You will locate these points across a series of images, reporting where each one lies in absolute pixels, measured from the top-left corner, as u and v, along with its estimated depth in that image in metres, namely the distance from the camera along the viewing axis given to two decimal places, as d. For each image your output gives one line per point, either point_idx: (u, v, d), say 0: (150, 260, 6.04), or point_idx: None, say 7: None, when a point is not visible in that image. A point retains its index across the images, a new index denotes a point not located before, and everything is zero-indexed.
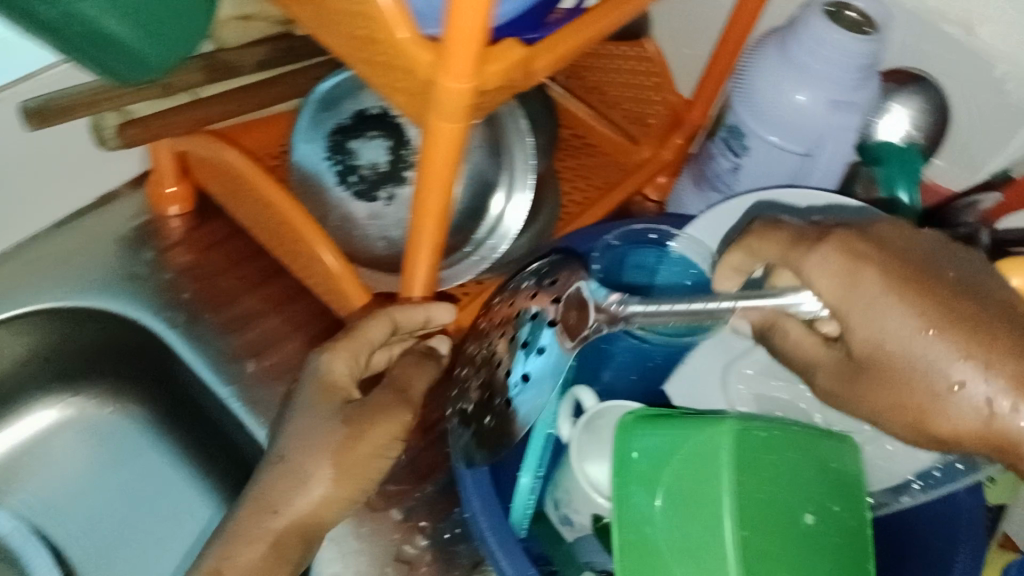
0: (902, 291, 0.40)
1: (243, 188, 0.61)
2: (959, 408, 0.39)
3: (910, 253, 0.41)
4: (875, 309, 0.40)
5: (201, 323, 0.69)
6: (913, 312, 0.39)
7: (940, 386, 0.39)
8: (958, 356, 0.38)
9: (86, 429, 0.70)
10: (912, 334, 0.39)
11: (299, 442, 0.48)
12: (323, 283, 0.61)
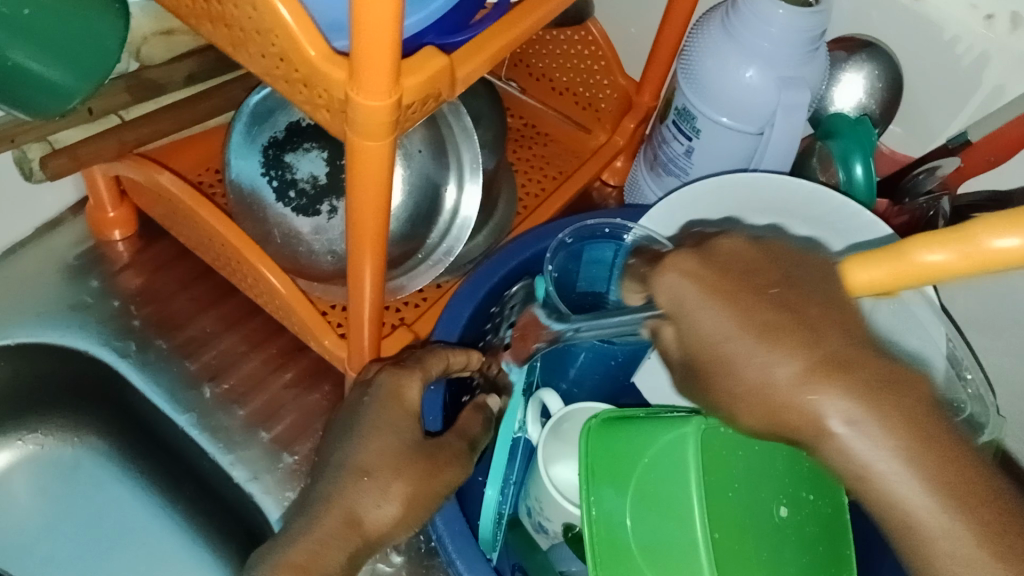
0: (724, 284, 0.34)
1: (182, 213, 0.59)
2: (788, 409, 0.33)
3: (730, 257, 0.35)
4: (698, 310, 0.34)
5: (153, 350, 0.67)
6: (736, 312, 0.34)
7: (751, 381, 0.33)
8: (773, 349, 0.33)
9: (41, 471, 0.66)
10: (727, 334, 0.33)
11: (381, 455, 0.46)
12: (271, 302, 0.58)
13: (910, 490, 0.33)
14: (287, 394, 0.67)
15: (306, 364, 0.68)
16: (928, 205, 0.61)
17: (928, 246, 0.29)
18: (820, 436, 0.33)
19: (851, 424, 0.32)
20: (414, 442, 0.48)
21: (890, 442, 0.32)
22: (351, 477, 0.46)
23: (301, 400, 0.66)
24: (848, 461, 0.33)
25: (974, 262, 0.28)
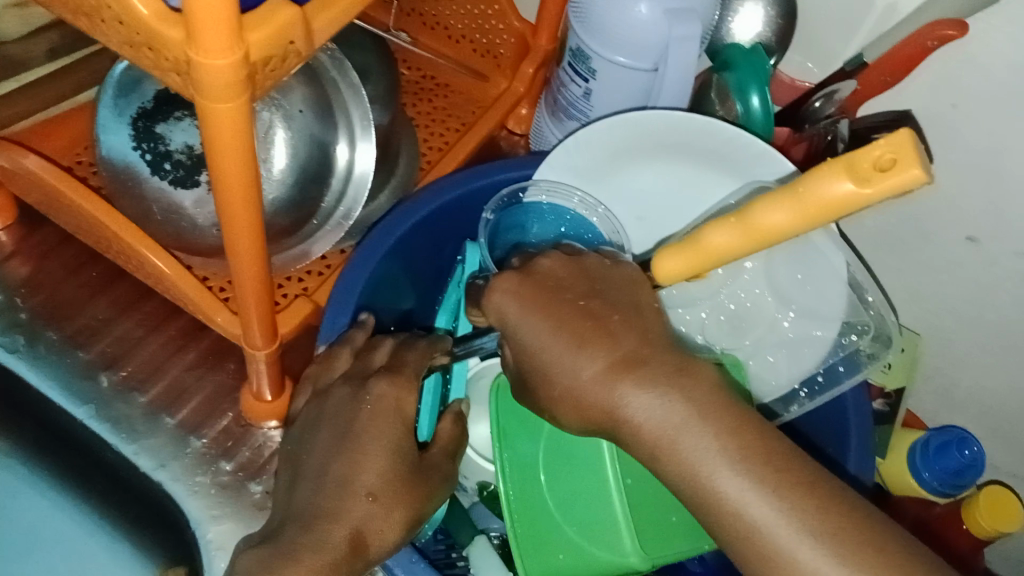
0: (539, 297, 0.39)
1: (54, 199, 0.55)
2: (615, 406, 0.37)
3: (546, 274, 0.41)
4: (520, 326, 0.39)
5: (45, 342, 0.63)
6: (555, 323, 0.39)
7: (578, 384, 0.38)
8: (579, 352, 0.38)
9: None
10: (543, 339, 0.39)
11: (384, 476, 0.42)
12: (163, 284, 0.55)
13: (743, 488, 0.35)
14: (192, 376, 0.64)
15: (207, 344, 0.66)
16: (827, 129, 0.60)
17: (717, 230, 0.36)
18: (626, 424, 0.37)
19: (648, 410, 0.36)
20: (411, 459, 0.44)
21: (682, 421, 0.36)
22: (355, 497, 0.41)
23: (206, 383, 0.64)
24: (655, 447, 0.37)
25: (764, 233, 0.34)
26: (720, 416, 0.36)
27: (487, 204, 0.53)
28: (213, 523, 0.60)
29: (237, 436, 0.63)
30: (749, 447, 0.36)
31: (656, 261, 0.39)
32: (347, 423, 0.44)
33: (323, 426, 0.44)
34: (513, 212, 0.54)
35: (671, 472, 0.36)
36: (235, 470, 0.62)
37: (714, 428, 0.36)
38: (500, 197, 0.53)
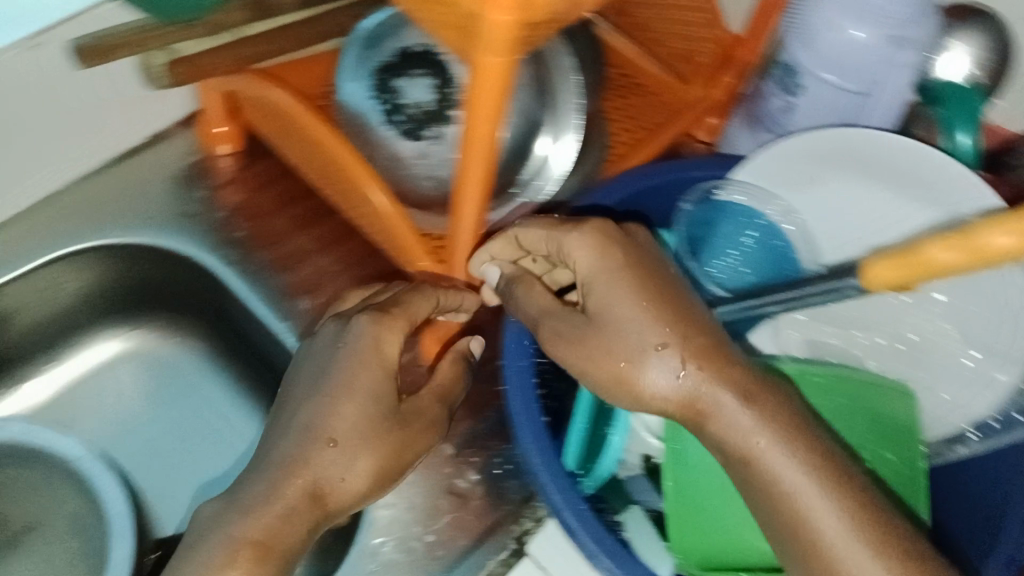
0: (610, 293, 0.45)
1: (298, 127, 0.60)
2: (668, 382, 0.43)
3: (630, 261, 0.46)
4: (608, 282, 0.45)
5: (252, 261, 0.69)
6: (638, 293, 0.45)
7: (649, 349, 0.43)
8: (659, 325, 0.44)
9: (150, 359, 0.71)
10: (625, 329, 0.44)
11: (350, 423, 0.48)
12: (373, 222, 0.61)
13: (795, 478, 0.42)
14: None
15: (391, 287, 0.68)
16: None
17: (941, 247, 0.36)
18: (708, 424, 0.44)
19: (728, 422, 0.43)
20: (376, 411, 0.49)
21: (755, 425, 0.43)
22: (319, 442, 0.48)
23: None
24: (741, 452, 0.43)
25: (985, 254, 0.35)
26: (774, 408, 0.43)
27: (687, 196, 0.59)
28: None
29: None
30: (796, 444, 0.43)
31: (868, 265, 0.40)
32: (327, 367, 0.50)
33: (308, 377, 0.51)
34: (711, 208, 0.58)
35: (756, 476, 0.43)
36: None
37: (769, 418, 0.43)
38: (698, 191, 0.58)
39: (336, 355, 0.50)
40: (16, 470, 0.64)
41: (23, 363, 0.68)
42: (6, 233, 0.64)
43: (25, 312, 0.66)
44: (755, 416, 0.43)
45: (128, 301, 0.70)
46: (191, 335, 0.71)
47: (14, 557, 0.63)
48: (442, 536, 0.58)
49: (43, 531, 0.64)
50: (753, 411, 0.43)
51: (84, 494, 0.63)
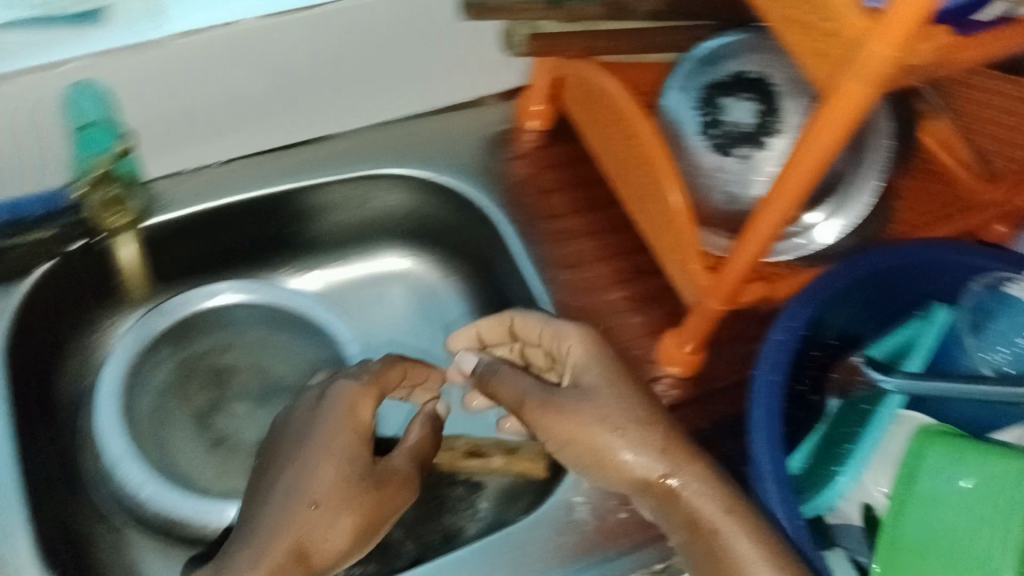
0: (588, 361, 0.56)
1: (620, 117, 0.65)
2: (646, 470, 0.51)
3: (606, 360, 0.55)
4: (589, 390, 0.54)
5: (531, 226, 0.74)
6: (625, 399, 0.53)
7: (609, 443, 0.51)
8: (640, 426, 0.52)
9: (417, 287, 0.80)
10: (625, 422, 0.52)
11: (328, 486, 0.51)
12: (658, 220, 0.64)
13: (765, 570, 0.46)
14: (621, 305, 0.71)
15: (642, 287, 0.71)
16: None
17: None
18: (678, 497, 0.50)
19: (696, 490, 0.50)
20: (365, 475, 0.52)
21: (720, 510, 0.49)
22: (301, 504, 0.50)
23: (632, 319, 0.70)
24: (696, 525, 0.49)
25: None
26: (730, 499, 0.50)
27: (977, 278, 0.59)
28: None
29: (639, 368, 0.68)
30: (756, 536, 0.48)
31: None
32: (310, 433, 0.53)
33: (289, 439, 0.54)
34: (1000, 302, 0.59)
35: (711, 538, 0.49)
36: None
37: (731, 506, 0.49)
38: (989, 277, 0.58)
39: (306, 431, 0.53)
40: (289, 336, 0.73)
41: (315, 251, 0.78)
42: (340, 141, 0.75)
43: (333, 212, 0.76)
44: (716, 504, 0.49)
45: (415, 229, 0.79)
46: (457, 276, 0.80)
47: (260, 412, 0.72)
48: (634, 518, 0.60)
49: (290, 397, 0.72)
50: (713, 502, 0.49)
51: (337, 373, 0.71)
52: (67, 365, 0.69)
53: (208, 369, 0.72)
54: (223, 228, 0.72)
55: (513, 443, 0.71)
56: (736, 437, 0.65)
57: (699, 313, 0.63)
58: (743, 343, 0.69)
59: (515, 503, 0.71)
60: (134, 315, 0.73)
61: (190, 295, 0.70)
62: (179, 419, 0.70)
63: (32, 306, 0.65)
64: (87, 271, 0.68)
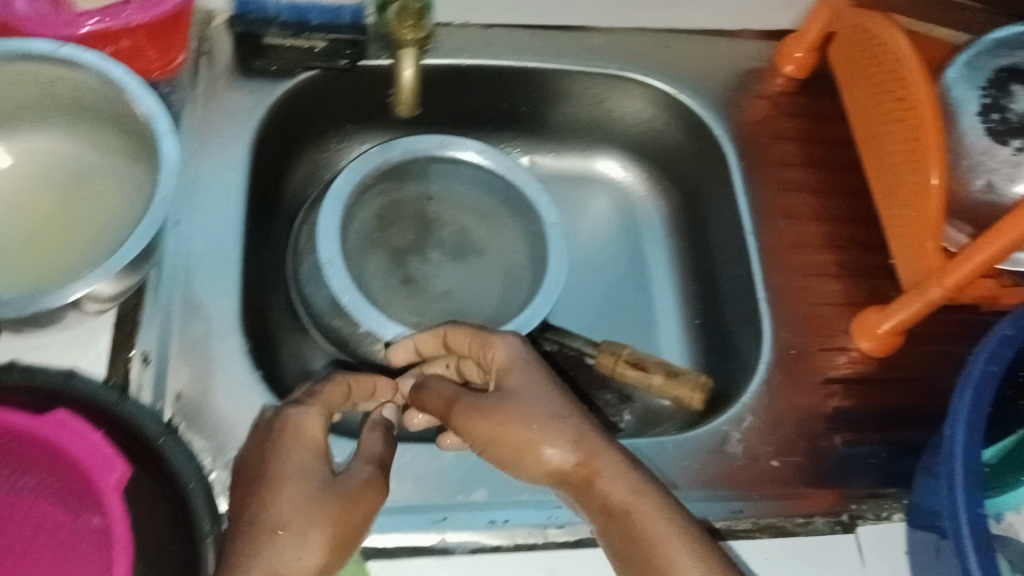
0: (511, 383, 0.54)
1: (897, 79, 0.62)
2: (554, 456, 0.50)
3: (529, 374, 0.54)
4: (525, 386, 0.53)
5: (760, 167, 0.72)
6: (543, 400, 0.52)
7: (530, 438, 0.51)
8: (552, 420, 0.51)
9: (626, 199, 0.81)
10: (534, 416, 0.51)
11: (283, 510, 0.46)
12: (903, 194, 0.62)
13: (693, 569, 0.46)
14: (826, 268, 0.69)
15: (853, 258, 0.69)
16: None
17: None
18: (595, 484, 0.49)
19: (614, 467, 0.49)
20: (331, 487, 0.48)
21: (641, 489, 0.49)
22: (262, 534, 0.45)
23: (833, 285, 0.68)
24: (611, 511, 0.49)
25: None
26: (640, 485, 0.49)
27: None
28: (770, 370, 0.65)
29: (827, 334, 0.67)
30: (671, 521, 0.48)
31: None
32: (260, 466, 0.49)
33: (251, 479, 0.48)
34: None
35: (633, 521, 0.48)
36: (797, 354, 0.66)
37: (643, 492, 0.49)
38: None
39: (268, 466, 0.48)
40: (497, 205, 0.76)
41: (539, 135, 0.80)
42: (599, 34, 0.75)
43: (570, 104, 0.76)
44: (630, 487, 0.49)
45: (640, 141, 0.79)
46: (665, 194, 0.80)
47: (454, 265, 0.75)
48: (784, 470, 0.61)
49: (486, 258, 0.76)
50: (623, 484, 0.49)
51: (531, 251, 0.73)
52: (295, 174, 0.74)
53: (414, 215, 0.76)
54: (466, 87, 0.74)
55: (675, 368, 0.68)
56: (908, 428, 0.63)
57: (915, 296, 0.61)
58: (940, 344, 0.66)
59: (661, 423, 0.72)
60: (364, 145, 0.77)
61: (418, 141, 0.71)
62: (381, 249, 0.74)
63: (286, 108, 0.69)
64: (338, 93, 0.71)
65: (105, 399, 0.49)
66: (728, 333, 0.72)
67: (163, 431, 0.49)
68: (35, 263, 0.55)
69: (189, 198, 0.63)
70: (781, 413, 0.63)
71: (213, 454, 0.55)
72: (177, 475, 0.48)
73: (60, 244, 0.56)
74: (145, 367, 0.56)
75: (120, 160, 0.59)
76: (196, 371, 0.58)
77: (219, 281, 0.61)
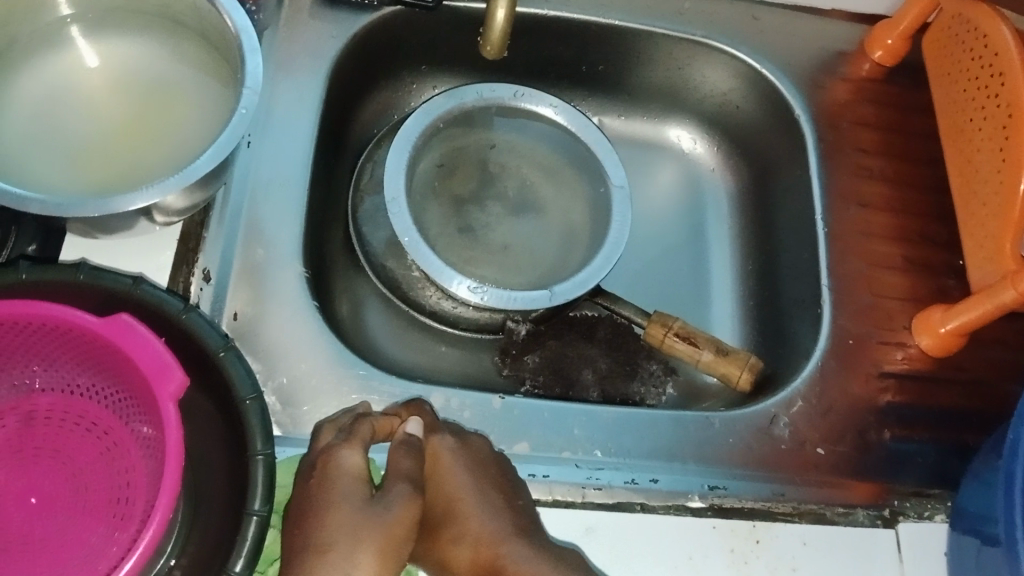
0: (447, 481, 0.52)
1: (995, 74, 0.60)
2: (462, 552, 0.50)
3: (456, 461, 0.53)
4: (454, 473, 0.52)
5: (837, 151, 0.70)
6: (467, 497, 0.52)
7: (448, 533, 0.51)
8: (464, 516, 0.51)
9: (693, 172, 0.80)
10: (467, 518, 0.51)
11: (328, 528, 0.46)
12: (989, 190, 0.60)
13: None
14: (893, 261, 0.67)
15: (922, 253, 0.68)
16: None
17: None
18: (502, 574, 0.49)
19: (517, 557, 0.49)
20: (372, 511, 0.47)
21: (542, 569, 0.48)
22: (313, 556, 0.45)
23: (898, 278, 0.67)
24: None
25: None
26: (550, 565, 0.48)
27: None
28: (825, 357, 0.64)
29: (887, 327, 0.65)
30: None
31: None
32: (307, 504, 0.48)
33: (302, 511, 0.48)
34: None
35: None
36: (854, 344, 0.64)
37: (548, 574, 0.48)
38: None
39: (319, 495, 0.48)
40: (563, 162, 0.74)
41: (613, 96, 0.79)
42: None
43: (649, 67, 0.76)
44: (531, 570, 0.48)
45: (712, 114, 0.78)
46: (733, 170, 0.79)
47: (513, 219, 0.74)
48: (829, 458, 0.61)
49: (546, 215, 0.75)
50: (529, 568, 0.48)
51: (592, 213, 0.72)
52: (365, 111, 0.74)
53: (477, 161, 0.75)
54: (546, 40, 0.73)
55: (724, 346, 0.67)
56: (959, 431, 0.62)
57: (983, 297, 0.59)
58: (1002, 351, 0.65)
59: (704, 399, 0.71)
60: (437, 88, 0.77)
61: (493, 89, 0.70)
62: (442, 195, 0.73)
63: (366, 41, 0.69)
64: (420, 31, 0.71)
65: (171, 307, 0.49)
66: (783, 316, 0.71)
67: (225, 345, 0.49)
68: (106, 167, 0.55)
69: (263, 122, 0.63)
70: (832, 401, 0.62)
71: (265, 374, 0.56)
72: (234, 390, 0.48)
73: (135, 149, 0.56)
74: (205, 285, 0.57)
75: (202, 74, 0.59)
76: (254, 293, 0.58)
77: (284, 206, 0.61)
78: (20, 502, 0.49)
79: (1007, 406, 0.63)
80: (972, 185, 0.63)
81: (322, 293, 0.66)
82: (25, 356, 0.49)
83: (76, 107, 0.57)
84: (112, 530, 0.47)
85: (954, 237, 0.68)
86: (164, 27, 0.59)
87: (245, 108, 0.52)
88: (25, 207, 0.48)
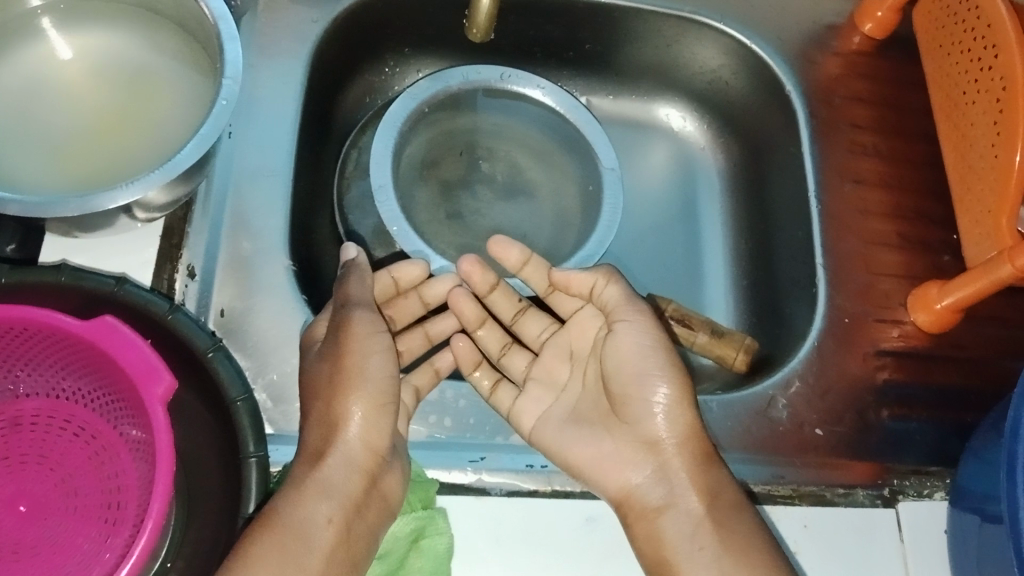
0: (632, 342, 0.55)
1: (989, 47, 0.59)
2: (648, 416, 0.54)
3: (675, 365, 0.54)
4: (648, 348, 0.55)
5: (831, 128, 0.70)
6: (659, 370, 0.54)
7: (641, 396, 0.55)
8: (648, 374, 0.54)
9: (686, 152, 0.79)
10: (636, 370, 0.55)
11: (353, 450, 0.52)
12: (986, 167, 0.59)
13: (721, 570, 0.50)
14: (888, 238, 0.67)
15: (917, 229, 0.67)
16: None
17: None
18: (658, 447, 0.54)
19: (673, 433, 0.54)
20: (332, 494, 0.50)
21: (706, 462, 0.53)
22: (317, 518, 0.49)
23: (893, 255, 0.66)
24: (655, 442, 0.54)
25: None
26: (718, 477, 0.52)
27: None
28: (820, 336, 0.64)
29: (883, 305, 0.65)
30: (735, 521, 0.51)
31: None
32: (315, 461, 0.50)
33: (322, 397, 0.52)
34: None
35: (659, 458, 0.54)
36: (850, 323, 0.64)
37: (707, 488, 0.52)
38: None
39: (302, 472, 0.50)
40: (552, 143, 0.73)
41: (603, 75, 0.78)
42: None
43: (638, 45, 0.74)
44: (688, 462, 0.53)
45: (703, 92, 0.77)
46: (725, 148, 0.78)
47: (502, 206, 0.73)
48: (828, 439, 0.60)
49: (536, 199, 0.74)
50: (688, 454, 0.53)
51: (583, 198, 0.71)
52: (348, 95, 0.72)
53: (464, 145, 0.73)
54: (533, 20, 0.72)
55: (720, 327, 0.67)
56: (958, 410, 0.62)
57: (980, 272, 0.59)
58: (1001, 327, 0.65)
59: (701, 381, 0.70)
60: (421, 72, 0.76)
61: (478, 71, 0.68)
62: (430, 180, 0.72)
63: (347, 23, 0.67)
64: (402, 10, 0.69)
65: (156, 307, 0.47)
66: (779, 297, 0.70)
67: (214, 345, 0.47)
68: (82, 164, 0.54)
69: (245, 110, 0.62)
70: (830, 382, 0.62)
71: (254, 371, 0.55)
72: (225, 390, 0.46)
73: (114, 144, 0.54)
74: (189, 282, 0.56)
75: (177, 63, 0.57)
76: (240, 288, 0.56)
77: (268, 198, 0.59)
78: (9, 509, 0.48)
79: (1009, 382, 0.63)
80: (967, 162, 0.62)
81: (313, 283, 0.64)
82: (9, 360, 0.48)
83: (50, 99, 0.55)
84: (104, 535, 0.46)
85: (951, 213, 0.68)
86: (139, 16, 0.57)
87: (225, 99, 0.50)
88: (3, 208, 0.46)
